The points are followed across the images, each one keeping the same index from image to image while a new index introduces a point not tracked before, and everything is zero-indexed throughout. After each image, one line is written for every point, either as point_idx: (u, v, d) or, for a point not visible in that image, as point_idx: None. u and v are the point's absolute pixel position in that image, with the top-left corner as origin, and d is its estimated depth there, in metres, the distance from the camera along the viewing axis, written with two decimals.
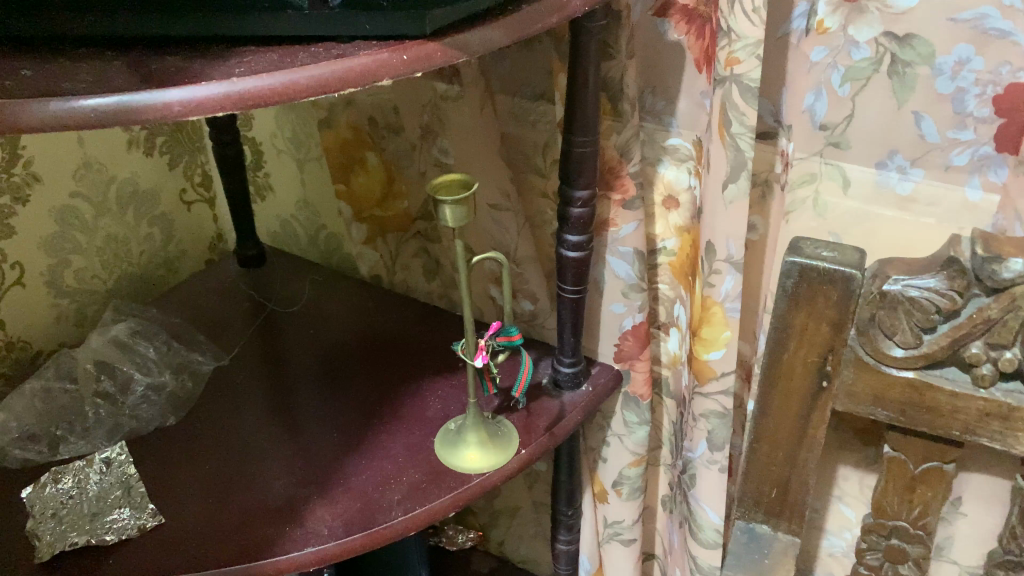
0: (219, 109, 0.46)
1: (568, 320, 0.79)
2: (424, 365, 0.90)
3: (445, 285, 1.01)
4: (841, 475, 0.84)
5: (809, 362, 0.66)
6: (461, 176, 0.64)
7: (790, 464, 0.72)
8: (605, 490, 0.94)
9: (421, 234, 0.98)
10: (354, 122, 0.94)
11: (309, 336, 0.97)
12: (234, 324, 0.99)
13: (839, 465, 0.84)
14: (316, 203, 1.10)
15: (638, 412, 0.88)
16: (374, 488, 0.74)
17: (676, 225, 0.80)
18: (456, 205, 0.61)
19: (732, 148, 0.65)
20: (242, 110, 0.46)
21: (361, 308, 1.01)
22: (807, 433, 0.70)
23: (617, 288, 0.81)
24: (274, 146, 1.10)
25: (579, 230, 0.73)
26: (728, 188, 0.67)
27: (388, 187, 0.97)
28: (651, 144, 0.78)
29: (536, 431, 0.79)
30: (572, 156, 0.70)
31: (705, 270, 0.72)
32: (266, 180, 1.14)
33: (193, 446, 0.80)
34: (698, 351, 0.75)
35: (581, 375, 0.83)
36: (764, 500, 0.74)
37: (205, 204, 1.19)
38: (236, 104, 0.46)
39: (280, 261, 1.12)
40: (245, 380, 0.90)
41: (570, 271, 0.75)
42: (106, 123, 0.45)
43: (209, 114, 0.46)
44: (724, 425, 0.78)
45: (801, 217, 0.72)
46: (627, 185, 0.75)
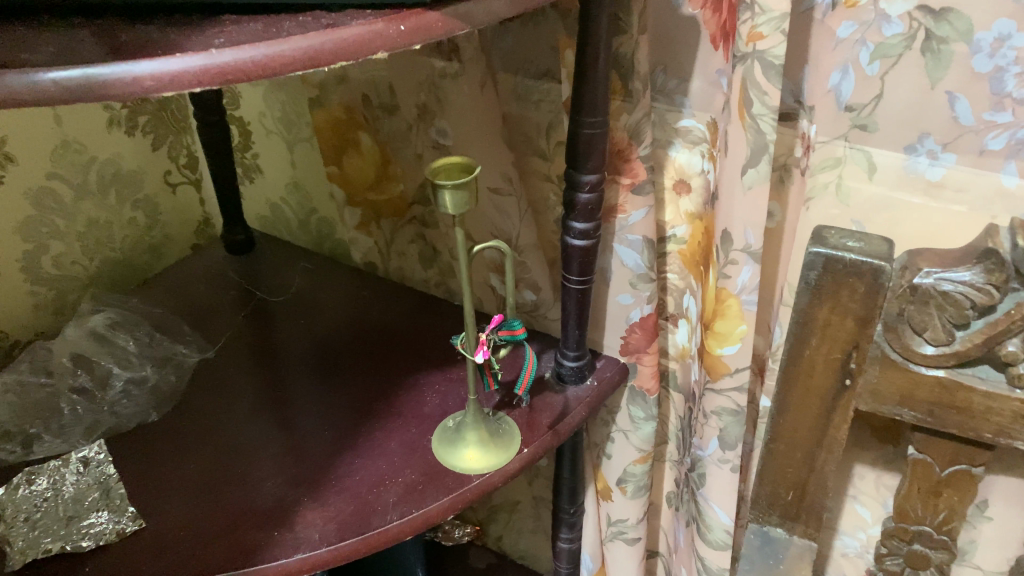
0: (196, 84, 0.41)
1: (573, 312, 0.75)
2: (421, 359, 0.86)
3: (442, 272, 0.97)
4: (856, 474, 0.81)
5: (831, 359, 0.62)
6: (462, 160, 0.59)
7: (808, 465, 0.68)
8: (608, 488, 0.90)
9: (417, 219, 0.94)
10: (347, 102, 0.89)
11: (300, 326, 0.92)
12: (222, 313, 0.94)
13: (854, 464, 0.81)
14: (307, 186, 1.05)
15: (644, 407, 0.84)
16: (369, 489, 0.70)
17: (687, 212, 0.76)
18: (457, 190, 0.57)
19: (753, 130, 0.61)
20: (222, 86, 0.41)
21: (355, 297, 0.97)
22: (828, 434, 0.66)
23: (624, 279, 0.77)
24: (262, 127, 1.05)
25: (586, 218, 0.68)
26: (747, 173, 0.62)
27: (383, 170, 0.92)
28: (662, 126, 0.74)
29: (538, 428, 0.75)
30: (580, 138, 0.65)
31: (720, 260, 0.68)
32: (255, 162, 1.09)
33: (177, 445, 0.76)
34: (711, 346, 0.71)
35: (586, 369, 0.79)
36: (779, 503, 0.71)
37: (191, 186, 1.14)
38: (215, 79, 0.41)
39: (270, 247, 1.07)
40: (233, 373, 0.85)
41: (576, 260, 0.71)
42: (69, 100, 0.40)
43: (185, 91, 0.41)
44: (737, 423, 0.74)
45: (822, 203, 0.69)
46: (638, 169, 0.71)
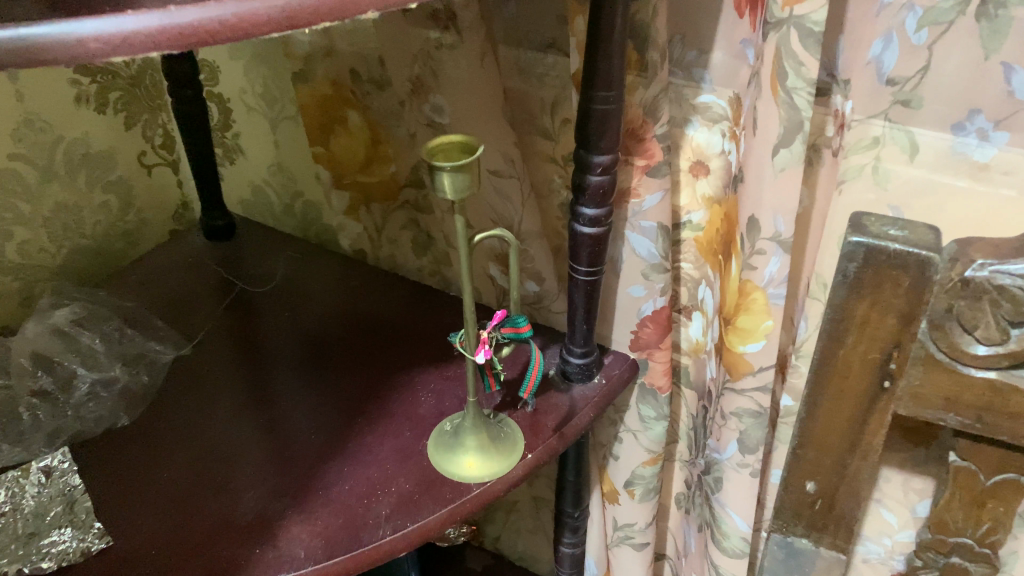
0: (152, 48, 0.34)
1: (581, 305, 0.69)
2: (414, 355, 0.80)
3: (437, 260, 0.91)
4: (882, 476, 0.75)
5: (870, 360, 0.56)
6: (464, 139, 0.53)
7: (839, 473, 0.62)
8: (615, 491, 0.85)
9: (409, 203, 0.88)
10: (334, 77, 0.82)
11: (284, 318, 0.86)
12: (199, 305, 0.88)
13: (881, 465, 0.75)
14: (292, 168, 0.98)
15: (655, 407, 0.78)
16: (358, 500, 0.64)
17: (705, 196, 0.70)
18: (457, 173, 0.50)
19: (787, 107, 0.55)
20: (183, 50, 0.35)
21: (344, 287, 0.91)
22: (862, 440, 0.60)
23: (636, 269, 0.71)
24: (243, 104, 0.98)
25: (596, 203, 0.62)
26: (778, 154, 0.56)
27: (373, 151, 0.85)
28: (678, 103, 0.67)
29: (543, 432, 0.69)
30: (592, 116, 0.59)
31: (745, 250, 0.62)
32: (236, 142, 1.02)
33: (150, 452, 0.70)
34: (732, 343, 0.66)
35: (594, 367, 0.73)
36: (806, 512, 0.65)
37: (168, 167, 1.06)
38: (175, 42, 0.34)
39: (252, 233, 1.01)
40: (212, 371, 0.79)
41: (585, 250, 0.65)
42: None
43: (139, 55, 0.34)
44: (759, 426, 0.68)
45: (855, 187, 0.63)
46: (654, 150, 0.64)
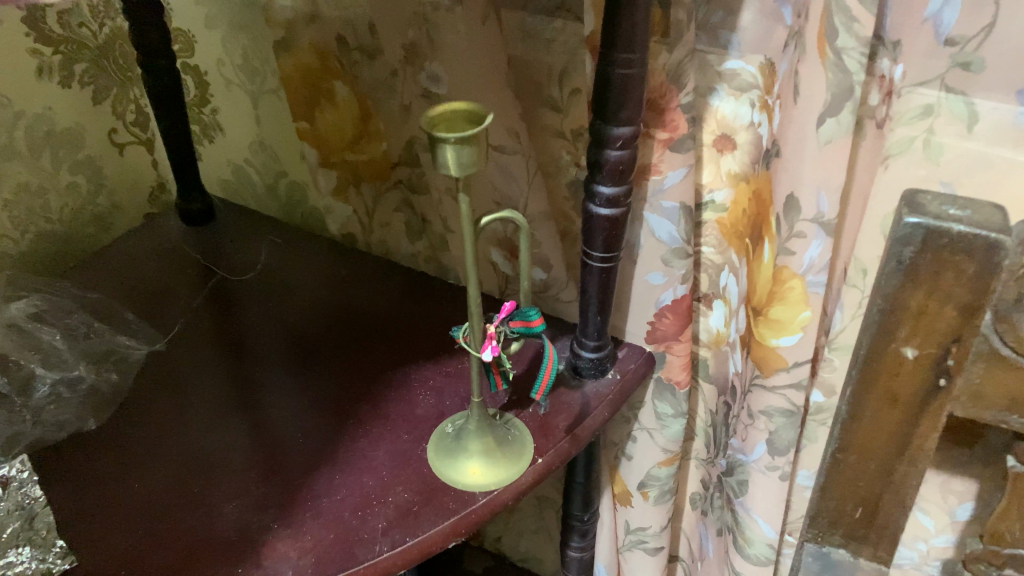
0: None
1: (594, 295, 0.62)
2: (409, 350, 0.73)
3: (433, 245, 0.84)
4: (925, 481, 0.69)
5: (924, 356, 0.50)
6: (470, 107, 0.47)
7: (884, 479, 0.56)
8: (628, 492, 0.79)
9: (403, 183, 0.81)
10: (319, 45, 0.75)
11: (268, 310, 0.79)
12: (175, 296, 0.81)
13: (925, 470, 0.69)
14: (275, 146, 0.91)
15: (673, 403, 0.72)
16: (352, 512, 0.58)
17: (730, 174, 0.63)
18: (462, 145, 0.44)
19: (838, 71, 0.48)
20: None
21: (332, 275, 0.84)
22: (912, 444, 0.54)
23: (655, 255, 0.64)
24: (221, 78, 0.91)
25: (614, 180, 0.56)
26: (824, 125, 0.50)
27: (363, 127, 0.78)
28: (702, 69, 0.60)
29: (554, 434, 0.63)
30: (611, 83, 0.52)
31: (781, 233, 0.55)
32: (214, 119, 0.95)
33: (120, 459, 0.63)
34: (763, 335, 0.60)
35: (607, 361, 0.67)
36: (844, 521, 0.59)
37: (142, 146, 0.99)
38: None
39: (233, 217, 0.93)
40: (190, 367, 0.72)
41: (601, 234, 0.58)
42: None
43: None
44: (791, 425, 0.63)
45: (903, 162, 0.56)
46: (678, 122, 0.58)
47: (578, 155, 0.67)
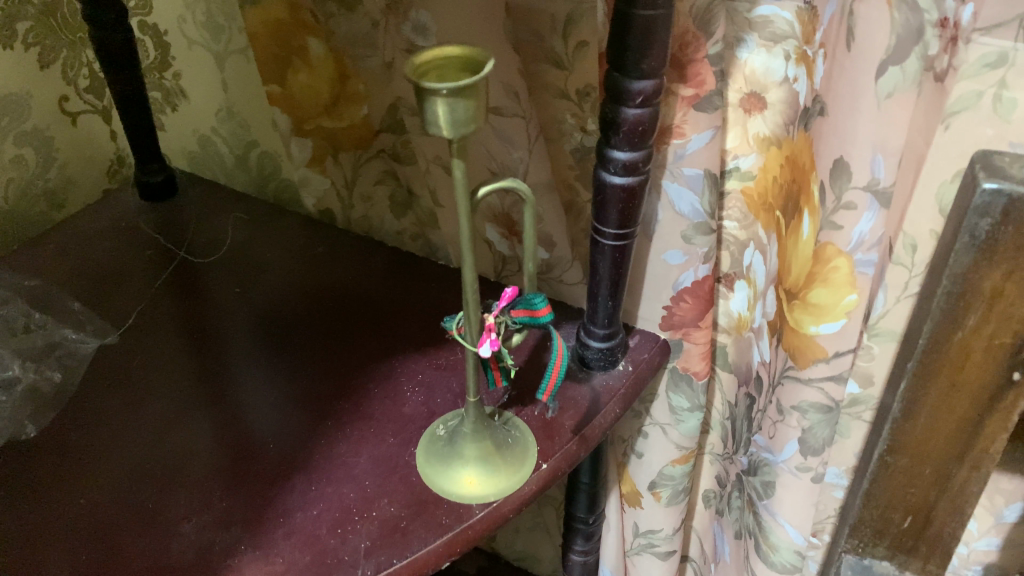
0: None
1: (607, 277, 0.55)
2: (393, 341, 0.66)
3: (421, 220, 0.76)
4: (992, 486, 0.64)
5: (995, 346, 0.42)
6: (467, 53, 0.39)
7: (939, 486, 0.49)
8: (637, 493, 0.72)
9: (386, 151, 0.73)
10: None
11: (235, 294, 0.71)
12: (130, 280, 0.72)
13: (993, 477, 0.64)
14: (244, 113, 0.83)
15: (689, 395, 0.65)
16: (329, 530, 0.50)
17: (758, 137, 0.55)
18: (457, 98, 0.36)
19: (905, 9, 0.41)
20: None
21: (307, 254, 0.76)
22: (976, 446, 0.46)
23: (674, 230, 0.57)
24: (183, 37, 0.82)
25: (631, 144, 0.48)
26: (885, 76, 0.43)
27: (340, 88, 0.70)
28: (728, 17, 0.52)
29: (560, 435, 0.56)
30: (632, 27, 0.44)
31: (826, 206, 0.48)
32: (177, 84, 0.86)
33: (63, 470, 0.55)
34: (800, 322, 0.53)
35: (618, 351, 0.60)
36: (890, 531, 0.52)
37: (100, 116, 0.90)
38: None
39: (198, 192, 0.85)
40: (144, 360, 0.64)
41: (615, 206, 0.50)
42: None
43: None
44: (827, 423, 0.56)
45: (967, 121, 0.49)
46: (704, 76, 0.51)
47: (584, 117, 0.59)
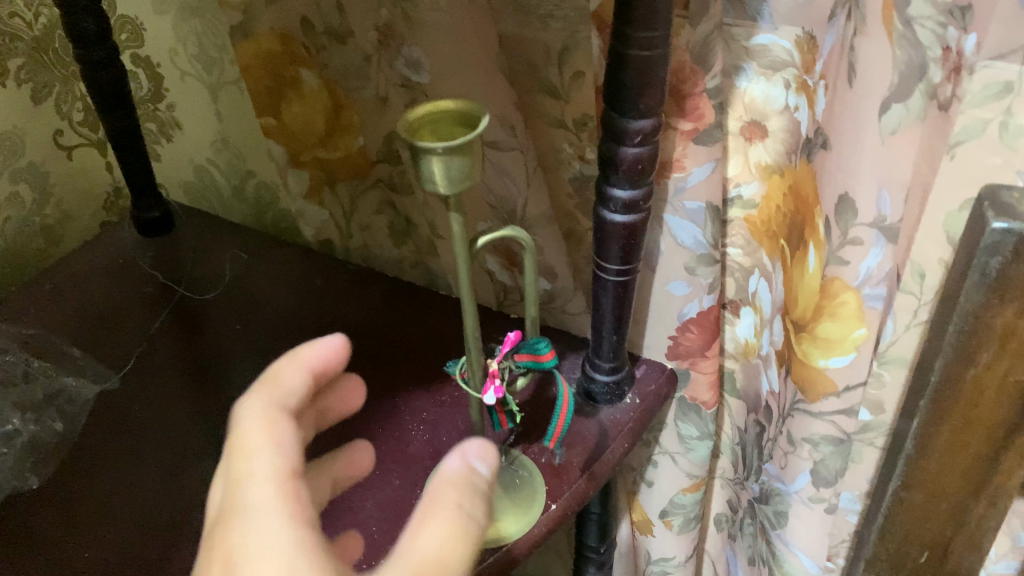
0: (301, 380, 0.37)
1: (610, 313, 0.54)
2: (396, 377, 0.65)
3: (421, 249, 0.75)
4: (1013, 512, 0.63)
5: (1010, 385, 0.41)
6: (460, 107, 0.38)
7: (955, 521, 0.47)
8: (648, 520, 0.72)
9: (383, 182, 0.72)
10: (281, 28, 0.65)
11: (238, 330, 0.71)
12: (131, 320, 0.72)
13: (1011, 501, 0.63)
14: (239, 144, 0.82)
15: (698, 424, 0.64)
16: None
17: (760, 165, 0.54)
18: (453, 156, 0.35)
19: (906, 44, 0.40)
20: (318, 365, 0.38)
21: (308, 287, 0.75)
22: (992, 482, 0.45)
23: (677, 261, 0.56)
24: (176, 69, 0.81)
25: (631, 182, 0.47)
26: (888, 112, 0.42)
27: (335, 119, 0.69)
28: (726, 44, 0.50)
29: (568, 473, 0.55)
30: (628, 66, 0.43)
31: (832, 240, 0.48)
32: (171, 115, 0.85)
33: (66, 524, 0.54)
34: (808, 354, 0.52)
35: (624, 384, 0.59)
36: (906, 567, 0.50)
37: (94, 148, 0.89)
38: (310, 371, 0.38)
39: (197, 224, 0.84)
40: (147, 404, 0.63)
41: (617, 244, 0.49)
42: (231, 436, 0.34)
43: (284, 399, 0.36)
44: (839, 454, 0.56)
45: (974, 149, 0.47)
46: (704, 110, 0.50)
47: (582, 147, 0.57)
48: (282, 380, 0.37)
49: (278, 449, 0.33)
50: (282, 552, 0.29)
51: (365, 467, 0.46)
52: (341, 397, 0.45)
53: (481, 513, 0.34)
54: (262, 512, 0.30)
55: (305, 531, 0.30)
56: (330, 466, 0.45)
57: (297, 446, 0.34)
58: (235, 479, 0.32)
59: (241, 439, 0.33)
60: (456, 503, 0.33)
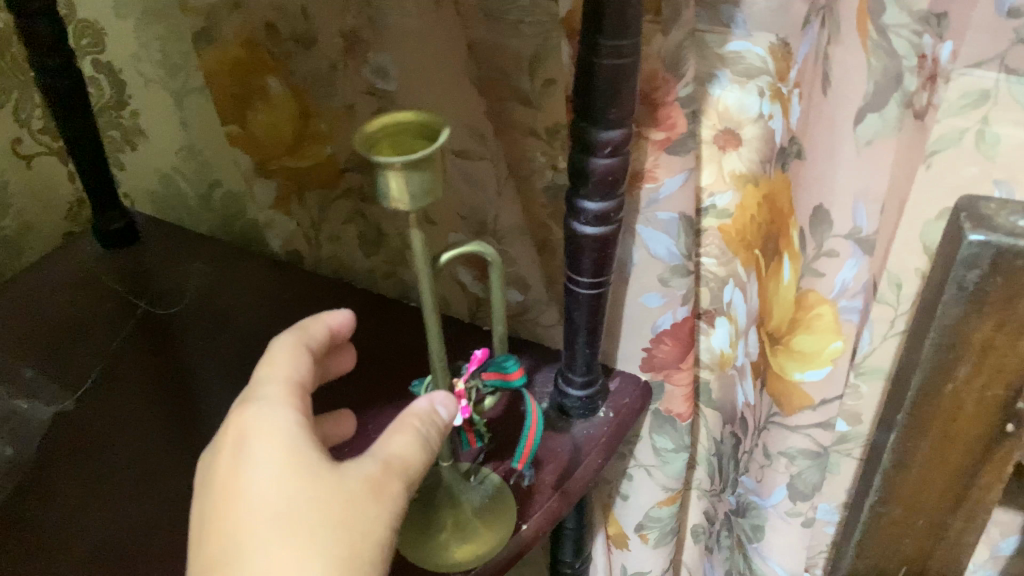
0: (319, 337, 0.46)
1: (583, 326, 0.52)
2: (365, 392, 0.63)
3: (392, 259, 0.73)
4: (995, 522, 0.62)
5: (988, 398, 0.40)
6: (420, 119, 0.37)
7: (933, 536, 0.47)
8: (624, 535, 0.71)
9: (353, 191, 0.70)
10: (245, 33, 0.63)
11: (205, 344, 0.69)
12: (91, 335, 0.70)
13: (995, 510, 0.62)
14: (205, 152, 0.80)
15: (674, 436, 0.63)
16: None
17: (734, 175, 0.53)
18: (411, 171, 0.34)
19: (881, 53, 0.40)
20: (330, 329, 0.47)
21: (276, 300, 0.73)
22: (971, 496, 0.44)
23: (651, 273, 0.55)
24: (139, 75, 0.79)
25: (602, 194, 0.45)
26: (864, 122, 0.42)
27: (303, 127, 0.67)
28: (699, 52, 0.49)
29: (541, 491, 0.54)
30: (598, 75, 0.41)
31: (807, 251, 0.47)
32: (135, 122, 0.83)
33: (20, 552, 0.52)
34: (784, 368, 0.51)
35: (598, 398, 0.58)
36: None
37: (55, 157, 0.86)
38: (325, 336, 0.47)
39: (162, 235, 0.82)
40: (109, 423, 0.62)
41: (589, 256, 0.48)
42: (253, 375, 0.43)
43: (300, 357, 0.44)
44: (816, 468, 0.55)
45: (950, 160, 0.47)
46: (676, 119, 0.48)
47: (555, 156, 0.56)
48: (307, 331, 0.46)
49: (293, 370, 0.43)
50: (289, 430, 0.39)
51: (347, 430, 0.52)
52: (336, 362, 0.52)
53: (434, 439, 0.42)
54: (270, 402, 0.40)
55: (302, 419, 0.40)
56: (319, 425, 0.51)
57: (311, 374, 0.44)
58: (259, 379, 0.42)
59: (270, 359, 0.43)
60: (415, 428, 0.41)
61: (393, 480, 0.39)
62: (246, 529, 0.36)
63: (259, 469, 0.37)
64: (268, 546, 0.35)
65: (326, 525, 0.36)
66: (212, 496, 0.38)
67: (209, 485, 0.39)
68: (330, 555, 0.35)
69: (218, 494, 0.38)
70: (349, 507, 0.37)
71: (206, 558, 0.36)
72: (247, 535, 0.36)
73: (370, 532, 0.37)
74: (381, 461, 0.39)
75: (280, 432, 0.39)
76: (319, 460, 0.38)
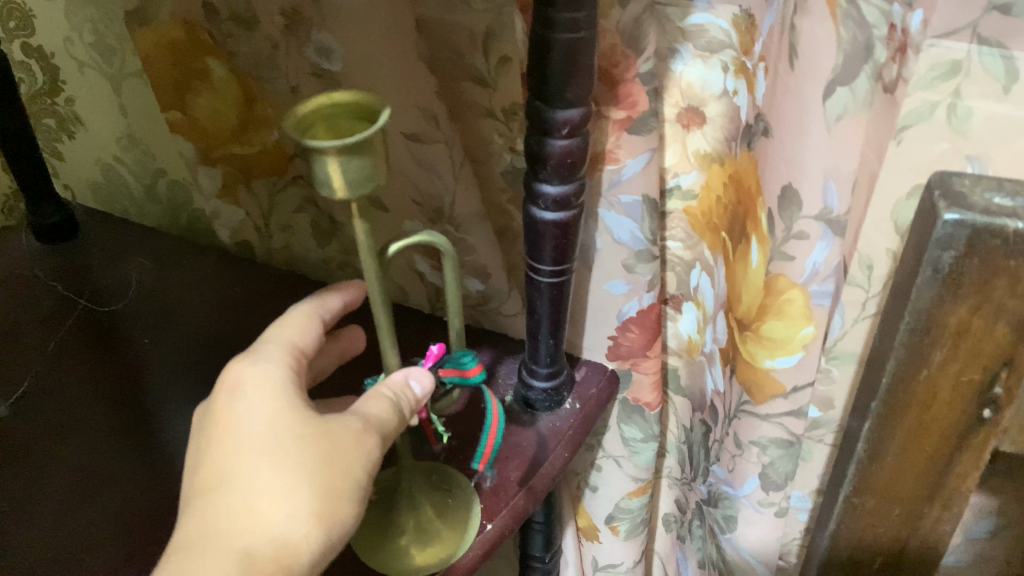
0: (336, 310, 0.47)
1: (545, 317, 0.50)
2: (319, 389, 0.60)
3: (347, 249, 0.70)
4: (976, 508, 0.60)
5: (964, 383, 0.38)
6: (357, 99, 0.34)
7: (908, 525, 0.45)
8: (594, 527, 0.69)
9: (302, 178, 0.66)
10: (181, 14, 0.59)
11: (154, 342, 0.65)
12: (28, 336, 0.66)
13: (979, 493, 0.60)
14: (147, 140, 0.76)
15: (642, 426, 0.61)
16: None
17: (699, 154, 0.51)
18: (349, 155, 0.31)
19: (851, 23, 0.37)
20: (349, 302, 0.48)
21: (226, 296, 0.70)
22: (947, 484, 0.42)
23: (615, 259, 0.53)
24: (73, 59, 0.74)
25: (561, 177, 0.43)
26: (833, 99, 0.39)
27: (247, 112, 0.63)
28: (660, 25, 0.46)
29: (506, 489, 0.51)
30: (553, 50, 0.39)
31: (775, 234, 0.45)
32: (71, 110, 0.79)
33: None
34: (753, 355, 0.49)
35: (563, 389, 0.55)
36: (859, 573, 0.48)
37: None
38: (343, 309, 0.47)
39: (104, 228, 0.78)
40: (50, 427, 0.58)
41: (549, 242, 0.45)
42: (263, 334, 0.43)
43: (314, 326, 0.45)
44: (788, 457, 0.54)
45: (921, 136, 0.45)
46: (637, 97, 0.46)
47: (513, 138, 0.53)
48: (325, 302, 0.47)
49: (298, 337, 0.43)
50: (281, 379, 0.40)
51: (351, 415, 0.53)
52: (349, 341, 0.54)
53: (407, 409, 0.42)
54: (269, 359, 0.41)
55: (295, 378, 0.41)
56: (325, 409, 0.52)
57: (319, 342, 0.45)
58: (265, 337, 0.43)
59: (281, 322, 0.44)
60: (386, 396, 0.41)
61: (370, 436, 0.39)
62: (234, 462, 0.37)
63: (250, 409, 0.38)
64: (254, 483, 0.36)
65: (309, 467, 0.36)
66: (204, 437, 0.39)
67: (204, 424, 0.39)
68: (313, 489, 0.36)
69: (213, 430, 0.38)
70: (330, 451, 0.37)
71: (193, 493, 0.37)
72: (235, 474, 0.36)
73: (351, 476, 0.37)
74: (360, 419, 0.39)
75: (274, 384, 0.39)
76: (306, 413, 0.39)
